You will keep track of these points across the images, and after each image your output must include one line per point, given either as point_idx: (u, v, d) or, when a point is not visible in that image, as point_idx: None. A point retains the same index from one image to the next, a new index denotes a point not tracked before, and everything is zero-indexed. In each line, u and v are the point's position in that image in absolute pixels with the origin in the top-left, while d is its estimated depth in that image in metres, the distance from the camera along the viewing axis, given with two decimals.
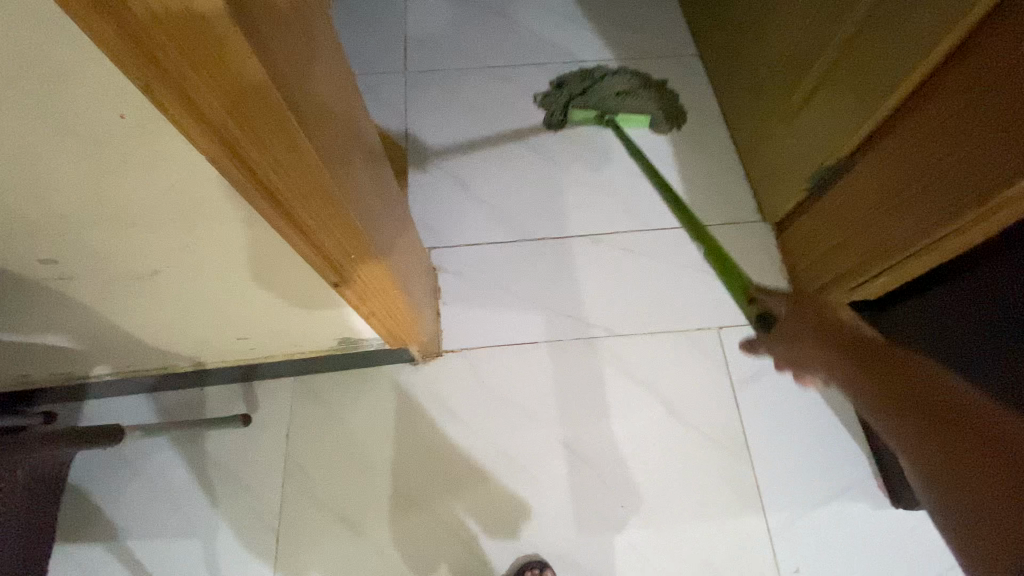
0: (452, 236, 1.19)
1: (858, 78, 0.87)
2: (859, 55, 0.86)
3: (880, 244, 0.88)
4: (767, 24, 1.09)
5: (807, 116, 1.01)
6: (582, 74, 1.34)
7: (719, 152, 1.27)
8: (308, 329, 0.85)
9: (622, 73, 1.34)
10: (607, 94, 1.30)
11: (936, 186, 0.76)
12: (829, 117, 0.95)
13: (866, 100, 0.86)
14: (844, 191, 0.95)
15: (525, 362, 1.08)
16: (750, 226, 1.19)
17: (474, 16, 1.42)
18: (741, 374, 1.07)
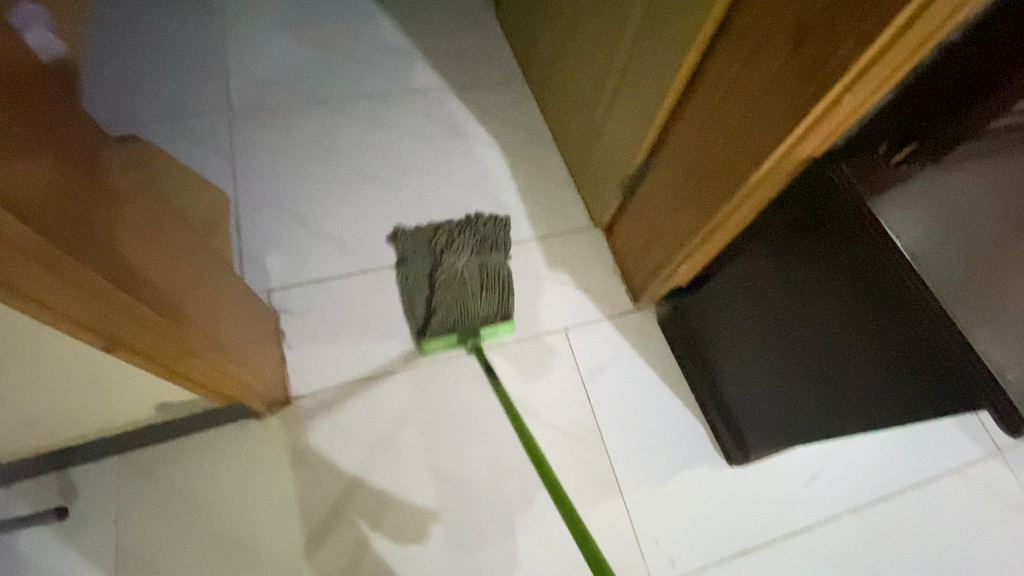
0: (293, 274, 1.14)
1: (637, 93, 0.98)
2: (636, 72, 0.97)
3: (679, 234, 0.99)
4: (568, 48, 1.19)
5: (610, 128, 1.11)
6: (421, 269, 1.17)
7: (551, 165, 1.37)
8: (114, 401, 0.77)
9: (462, 246, 1.20)
10: (456, 292, 1.13)
11: (698, 184, 0.90)
12: (622, 128, 1.06)
13: (646, 111, 0.96)
14: (644, 192, 1.08)
15: (382, 392, 1.07)
16: (584, 231, 1.29)
17: (299, 48, 1.40)
18: (589, 368, 1.15)
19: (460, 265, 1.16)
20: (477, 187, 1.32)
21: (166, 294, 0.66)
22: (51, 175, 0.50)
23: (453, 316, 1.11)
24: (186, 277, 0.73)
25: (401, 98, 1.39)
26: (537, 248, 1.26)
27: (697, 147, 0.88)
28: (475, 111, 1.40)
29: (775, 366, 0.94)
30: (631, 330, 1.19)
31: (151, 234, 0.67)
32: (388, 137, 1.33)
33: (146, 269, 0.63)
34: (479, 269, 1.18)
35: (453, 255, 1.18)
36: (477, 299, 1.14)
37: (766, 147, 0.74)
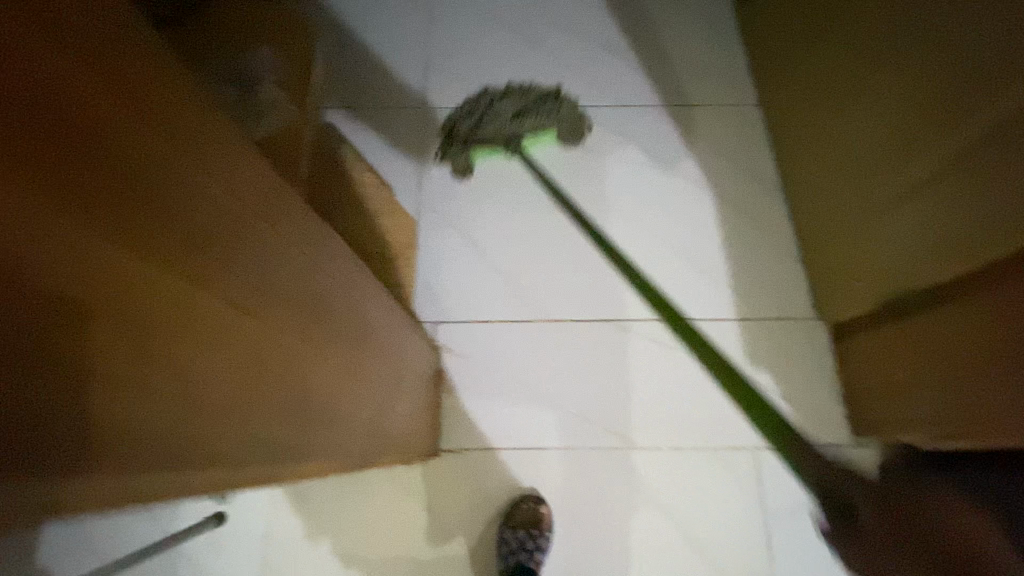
0: (460, 310, 1.05)
1: (952, 215, 0.68)
2: (957, 187, 0.66)
3: (958, 416, 0.72)
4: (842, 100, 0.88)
5: (884, 229, 0.82)
6: (474, 106, 1.07)
7: (775, 226, 1.09)
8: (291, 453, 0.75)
9: (511, 96, 1.08)
10: (501, 124, 1.04)
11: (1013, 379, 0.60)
12: (901, 237, 0.78)
13: (957, 245, 0.67)
14: (916, 330, 0.79)
15: (531, 469, 0.96)
16: (802, 324, 1.03)
17: (502, 40, 1.24)
18: (777, 505, 0.93)
19: (510, 109, 1.05)
20: (677, 238, 1.10)
21: (344, 423, 0.58)
22: (258, 355, 0.38)
23: (495, 133, 1.04)
24: (369, 368, 0.64)
25: (605, 115, 1.18)
26: (738, 334, 1.03)
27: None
28: (691, 143, 1.16)
29: None
30: (840, 470, 0.95)
31: (352, 344, 0.57)
32: (582, 160, 1.15)
33: (331, 403, 0.54)
34: (527, 107, 1.08)
35: (507, 104, 1.05)
36: (517, 119, 1.05)
37: None
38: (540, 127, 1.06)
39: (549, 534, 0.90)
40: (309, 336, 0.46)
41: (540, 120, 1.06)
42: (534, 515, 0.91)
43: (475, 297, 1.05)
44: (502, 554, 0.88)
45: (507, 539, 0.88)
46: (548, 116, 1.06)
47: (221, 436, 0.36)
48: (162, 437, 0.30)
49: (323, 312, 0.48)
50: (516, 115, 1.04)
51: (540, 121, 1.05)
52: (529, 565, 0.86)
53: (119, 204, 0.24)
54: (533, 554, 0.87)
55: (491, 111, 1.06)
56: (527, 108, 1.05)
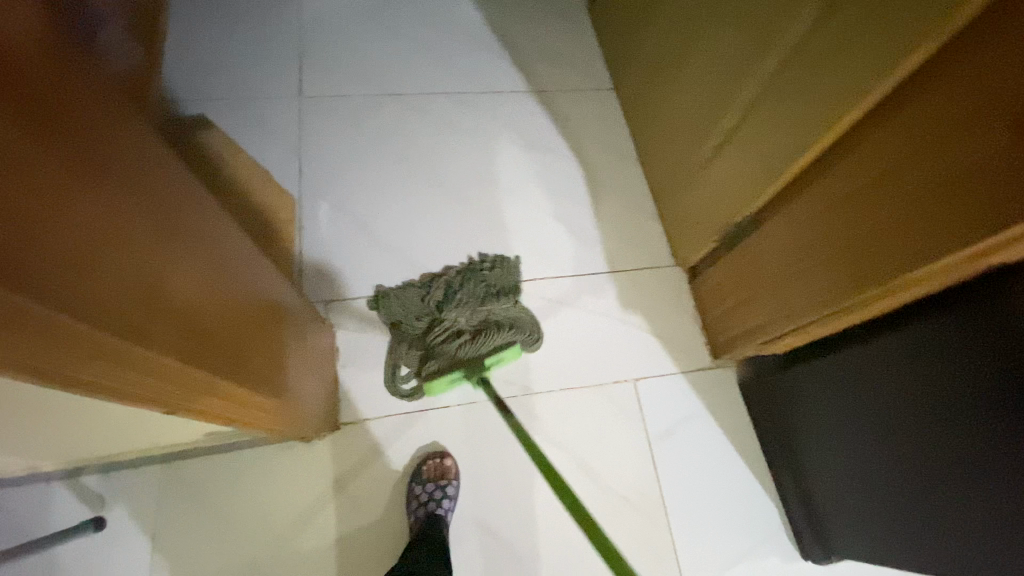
0: (352, 286, 1.07)
1: (767, 138, 0.84)
2: (769, 113, 0.83)
3: (794, 306, 0.86)
4: (678, 64, 1.05)
5: (721, 164, 0.97)
6: (418, 323, 1.03)
7: (634, 188, 1.24)
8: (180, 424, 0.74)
9: (458, 301, 1.03)
10: (452, 332, 1.00)
11: (818, 253, 0.80)
12: (735, 173, 0.94)
13: (777, 163, 0.83)
14: (739, 253, 0.99)
15: (433, 427, 0.99)
16: (665, 270, 1.17)
17: (377, 34, 1.30)
18: (657, 428, 1.05)
19: (465, 315, 1.02)
20: (552, 206, 1.21)
21: (220, 343, 0.56)
22: (101, 224, 0.38)
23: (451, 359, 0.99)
24: (239, 298, 0.63)
25: (479, 100, 1.28)
26: (613, 283, 1.15)
27: (829, 219, 0.77)
28: (557, 122, 1.29)
29: (862, 475, 0.85)
30: (706, 392, 1.09)
31: (210, 266, 0.56)
32: (461, 141, 1.23)
33: (222, 334, 0.57)
34: (472, 317, 1.03)
35: (456, 309, 1.02)
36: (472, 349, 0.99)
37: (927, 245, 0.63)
38: (499, 343, 1.00)
39: (457, 484, 0.94)
40: (156, 231, 0.45)
41: (493, 338, 1.01)
42: (441, 469, 0.95)
43: (366, 272, 1.08)
44: (412, 510, 0.91)
45: (415, 493, 0.92)
46: (495, 324, 1.02)
47: (81, 286, 0.34)
48: (133, 289, 0.40)
49: (166, 216, 0.48)
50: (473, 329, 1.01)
51: (494, 332, 1.00)
52: (438, 513, 0.90)
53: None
54: (442, 503, 0.91)
55: (447, 316, 1.02)
56: (480, 318, 1.02)
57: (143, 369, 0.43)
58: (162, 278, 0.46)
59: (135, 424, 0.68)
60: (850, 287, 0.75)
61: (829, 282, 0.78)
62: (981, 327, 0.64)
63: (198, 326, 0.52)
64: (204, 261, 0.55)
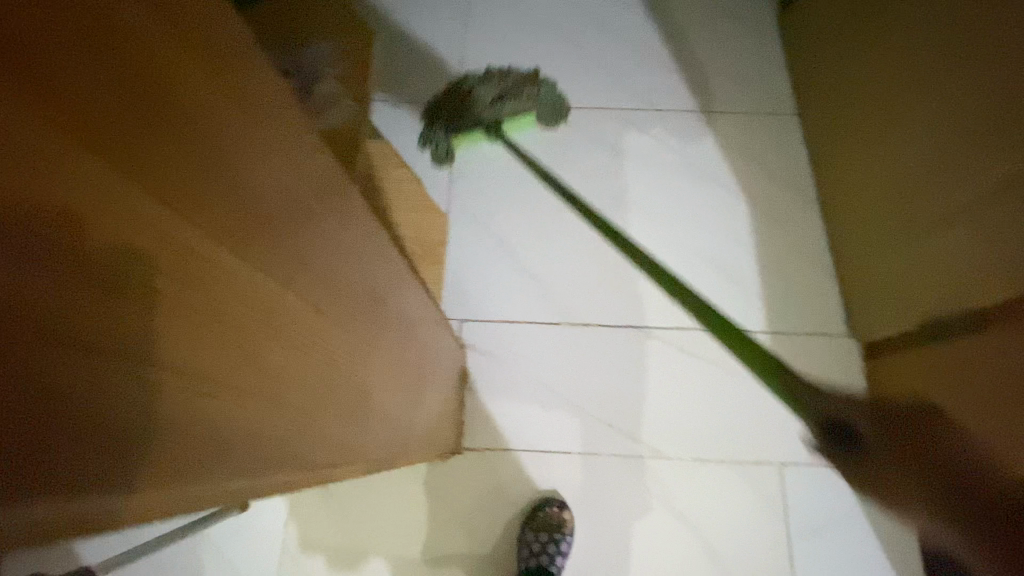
0: (486, 308, 1.04)
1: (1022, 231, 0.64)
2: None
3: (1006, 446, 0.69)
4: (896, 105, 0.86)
5: (939, 240, 0.78)
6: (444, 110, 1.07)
7: (807, 236, 1.08)
8: None
9: (485, 89, 1.06)
10: (479, 95, 1.05)
11: None
12: (958, 255, 0.75)
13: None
14: (950, 354, 0.78)
15: (550, 471, 0.96)
16: (833, 338, 1.01)
17: (538, 38, 1.23)
18: (799, 523, 0.92)
19: (490, 94, 1.05)
20: (708, 246, 1.09)
21: (368, 418, 0.53)
22: (274, 331, 0.33)
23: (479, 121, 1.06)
24: (399, 354, 0.60)
25: (639, 117, 1.17)
26: (767, 346, 1.02)
27: None
28: (725, 150, 1.15)
29: None
30: (865, 491, 0.94)
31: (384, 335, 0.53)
32: (614, 162, 1.14)
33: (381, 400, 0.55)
34: (505, 91, 1.06)
35: (483, 91, 1.05)
36: (496, 105, 1.05)
37: None
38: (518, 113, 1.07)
39: (570, 539, 0.90)
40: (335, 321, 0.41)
41: (518, 105, 1.07)
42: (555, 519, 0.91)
43: (501, 295, 1.05)
44: (523, 557, 0.88)
45: (528, 541, 0.88)
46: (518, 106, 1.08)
47: (170, 412, 0.26)
48: (227, 404, 0.30)
49: (356, 302, 0.44)
50: (496, 99, 1.05)
51: (513, 110, 1.07)
52: (551, 568, 0.87)
53: (162, 105, 0.20)
54: (554, 559, 0.87)
55: (471, 101, 1.05)
56: (505, 91, 1.05)
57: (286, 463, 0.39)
58: (325, 372, 0.41)
59: None
60: None
61: None
62: None
63: (354, 406, 0.48)
64: (377, 332, 0.51)
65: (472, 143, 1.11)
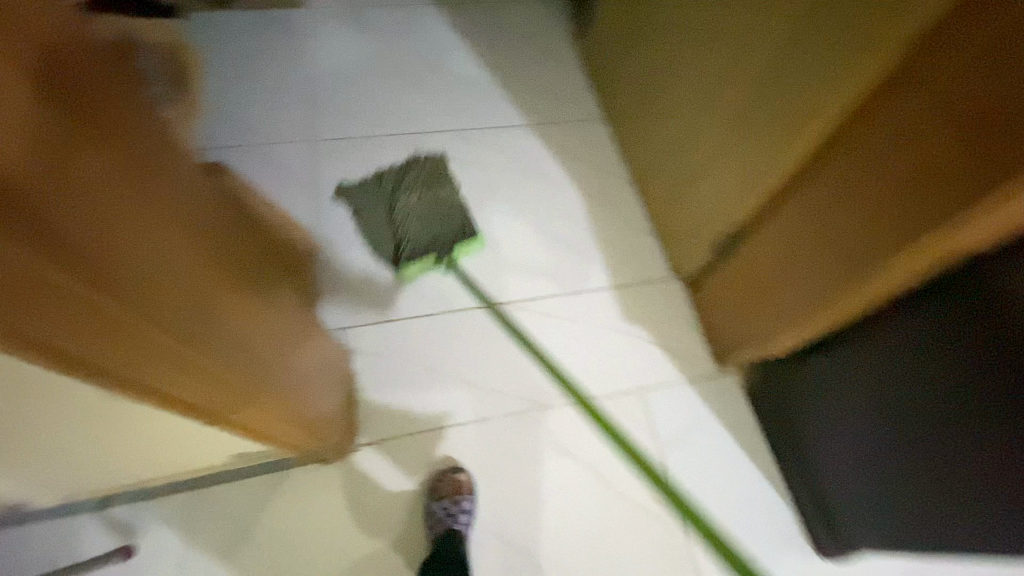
0: (365, 313, 1.12)
1: (755, 151, 0.89)
2: (755, 126, 0.88)
3: (796, 299, 0.88)
4: (664, 89, 1.13)
5: (713, 178, 1.02)
6: (378, 221, 1.10)
7: (629, 206, 1.30)
8: (224, 447, 0.76)
9: (408, 186, 1.12)
10: (395, 229, 1.08)
11: (828, 232, 0.78)
12: (728, 179, 0.97)
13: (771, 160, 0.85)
14: (746, 256, 0.99)
15: (446, 446, 1.03)
16: (663, 282, 1.22)
17: (380, 81, 1.40)
18: (666, 435, 1.07)
19: (414, 223, 1.08)
20: (552, 227, 1.26)
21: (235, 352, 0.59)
22: (147, 233, 0.42)
23: (417, 237, 1.07)
24: (258, 318, 0.67)
25: (478, 133, 1.36)
26: (613, 299, 1.20)
27: (837, 205, 0.76)
28: (552, 149, 1.36)
29: (878, 467, 0.84)
30: (714, 398, 1.10)
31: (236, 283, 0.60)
32: (462, 172, 1.30)
33: (246, 347, 0.61)
34: (421, 207, 1.12)
35: (403, 197, 1.10)
36: (409, 215, 1.09)
37: (935, 215, 0.63)
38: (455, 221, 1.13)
39: (473, 500, 0.96)
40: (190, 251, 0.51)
41: (444, 211, 1.11)
42: (456, 484, 0.97)
43: (378, 299, 1.13)
44: (431, 526, 0.93)
45: (432, 509, 0.93)
46: (446, 202, 1.11)
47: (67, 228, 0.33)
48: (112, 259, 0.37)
49: (202, 243, 0.54)
50: (426, 236, 1.08)
51: (444, 224, 1.09)
52: (456, 530, 0.92)
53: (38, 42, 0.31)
54: (459, 521, 0.93)
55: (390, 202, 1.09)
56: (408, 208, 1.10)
57: (168, 357, 0.46)
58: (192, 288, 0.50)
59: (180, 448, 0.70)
60: (858, 270, 0.74)
61: (835, 268, 0.78)
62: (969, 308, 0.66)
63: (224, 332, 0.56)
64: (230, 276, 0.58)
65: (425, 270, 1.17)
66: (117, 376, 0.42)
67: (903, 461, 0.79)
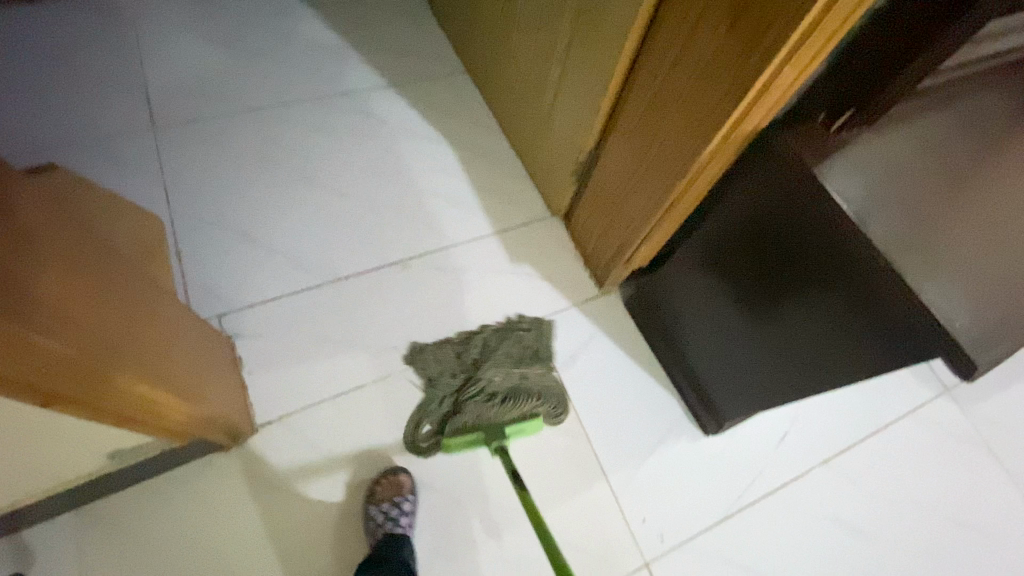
0: (244, 296, 1.08)
1: (584, 76, 0.96)
2: (581, 52, 0.95)
3: (641, 206, 0.96)
4: (508, 33, 1.17)
5: (560, 111, 1.08)
6: (446, 381, 1.07)
7: (501, 154, 1.34)
8: (106, 443, 0.72)
9: (493, 362, 1.10)
10: (480, 413, 1.03)
11: (652, 138, 0.87)
12: (572, 110, 1.04)
13: (600, 81, 0.92)
14: (599, 179, 1.07)
15: (351, 409, 1.03)
16: (542, 221, 1.28)
17: (223, 56, 1.32)
18: (561, 357, 1.14)
19: (496, 377, 1.07)
20: (429, 183, 1.27)
21: (94, 335, 0.57)
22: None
23: (473, 423, 1.02)
24: (120, 303, 0.65)
25: (338, 99, 1.32)
26: (497, 243, 1.24)
27: (653, 111, 0.85)
28: (417, 106, 1.36)
29: (736, 334, 0.95)
30: (600, 317, 1.19)
31: (79, 263, 0.58)
32: (328, 141, 1.27)
33: (106, 328, 0.60)
34: (505, 385, 1.07)
35: (489, 369, 1.08)
36: (493, 398, 1.05)
37: (723, 99, 0.72)
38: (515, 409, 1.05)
39: (413, 501, 0.95)
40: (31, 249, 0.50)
41: (523, 407, 1.05)
42: (396, 486, 0.96)
43: (257, 281, 1.10)
44: (371, 531, 0.92)
45: (371, 514, 0.92)
46: (527, 390, 1.07)
47: None
48: None
49: (46, 229, 0.54)
50: (491, 400, 1.05)
51: (514, 407, 1.05)
52: (396, 531, 0.91)
53: None
54: (399, 522, 0.91)
55: (483, 369, 1.08)
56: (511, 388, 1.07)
57: (10, 347, 0.47)
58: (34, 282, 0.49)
59: (58, 448, 0.67)
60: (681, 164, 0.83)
61: (664, 167, 0.87)
62: (767, 171, 0.77)
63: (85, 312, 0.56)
64: (71, 261, 0.56)
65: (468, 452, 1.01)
66: None
67: (753, 321, 0.90)
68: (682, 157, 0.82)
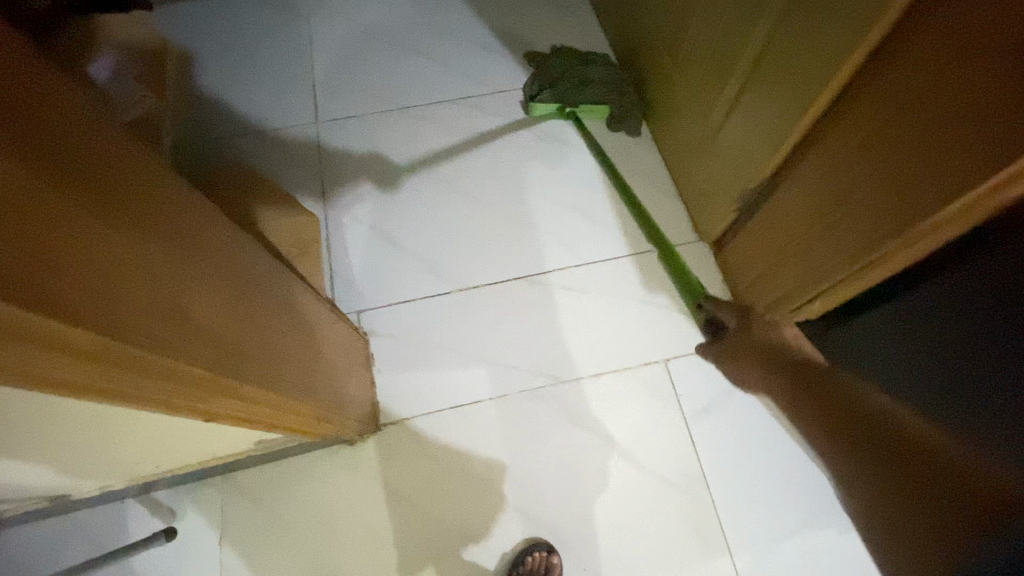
0: (380, 295, 1.11)
1: (772, 100, 0.82)
2: (774, 69, 0.80)
3: (826, 259, 0.81)
4: (679, 37, 1.04)
5: (730, 133, 0.95)
6: (550, 75, 1.26)
7: (649, 167, 1.23)
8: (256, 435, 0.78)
9: (596, 73, 1.24)
10: (570, 86, 1.24)
11: (856, 186, 0.71)
12: (746, 134, 0.90)
13: (793, 109, 0.78)
14: (770, 215, 0.92)
15: (467, 423, 1.02)
16: (687, 246, 1.15)
17: (384, 54, 1.35)
18: (694, 406, 1.03)
19: (593, 69, 1.24)
20: (568, 195, 1.20)
21: (251, 355, 0.59)
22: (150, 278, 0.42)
23: (562, 91, 1.24)
24: (278, 319, 0.68)
25: (486, 99, 1.30)
26: (633, 267, 1.14)
27: (864, 156, 0.69)
28: None
29: None
30: None
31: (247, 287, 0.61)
32: (472, 142, 1.25)
33: (265, 349, 0.62)
34: (596, 71, 1.24)
35: (589, 69, 1.24)
36: (582, 84, 1.23)
37: (978, 161, 0.55)
38: (601, 99, 1.22)
39: None
40: (195, 268, 0.50)
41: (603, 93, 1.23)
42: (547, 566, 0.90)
43: (392, 280, 1.12)
44: None
45: None
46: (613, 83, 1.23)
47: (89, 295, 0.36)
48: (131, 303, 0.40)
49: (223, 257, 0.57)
50: (583, 80, 1.23)
51: (594, 88, 1.23)
52: None
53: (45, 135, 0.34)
54: None
55: (581, 66, 1.25)
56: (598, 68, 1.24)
57: (192, 383, 0.50)
58: (196, 306, 0.49)
59: (224, 435, 0.74)
60: (896, 226, 0.67)
61: (868, 223, 0.71)
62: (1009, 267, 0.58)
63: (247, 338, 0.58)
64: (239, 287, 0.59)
65: (552, 121, 1.27)
66: (145, 399, 0.47)
67: None
68: (899, 218, 0.66)
